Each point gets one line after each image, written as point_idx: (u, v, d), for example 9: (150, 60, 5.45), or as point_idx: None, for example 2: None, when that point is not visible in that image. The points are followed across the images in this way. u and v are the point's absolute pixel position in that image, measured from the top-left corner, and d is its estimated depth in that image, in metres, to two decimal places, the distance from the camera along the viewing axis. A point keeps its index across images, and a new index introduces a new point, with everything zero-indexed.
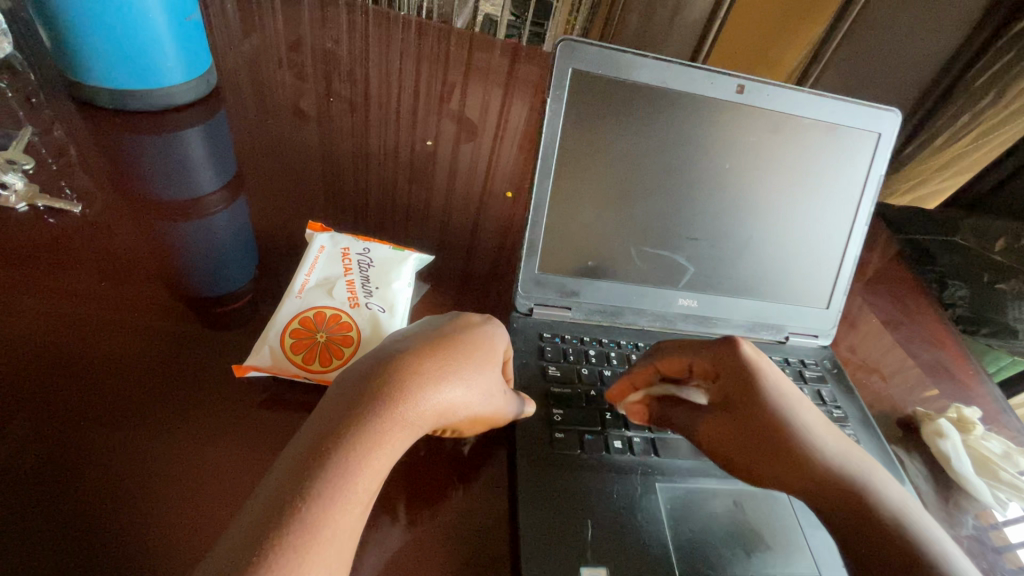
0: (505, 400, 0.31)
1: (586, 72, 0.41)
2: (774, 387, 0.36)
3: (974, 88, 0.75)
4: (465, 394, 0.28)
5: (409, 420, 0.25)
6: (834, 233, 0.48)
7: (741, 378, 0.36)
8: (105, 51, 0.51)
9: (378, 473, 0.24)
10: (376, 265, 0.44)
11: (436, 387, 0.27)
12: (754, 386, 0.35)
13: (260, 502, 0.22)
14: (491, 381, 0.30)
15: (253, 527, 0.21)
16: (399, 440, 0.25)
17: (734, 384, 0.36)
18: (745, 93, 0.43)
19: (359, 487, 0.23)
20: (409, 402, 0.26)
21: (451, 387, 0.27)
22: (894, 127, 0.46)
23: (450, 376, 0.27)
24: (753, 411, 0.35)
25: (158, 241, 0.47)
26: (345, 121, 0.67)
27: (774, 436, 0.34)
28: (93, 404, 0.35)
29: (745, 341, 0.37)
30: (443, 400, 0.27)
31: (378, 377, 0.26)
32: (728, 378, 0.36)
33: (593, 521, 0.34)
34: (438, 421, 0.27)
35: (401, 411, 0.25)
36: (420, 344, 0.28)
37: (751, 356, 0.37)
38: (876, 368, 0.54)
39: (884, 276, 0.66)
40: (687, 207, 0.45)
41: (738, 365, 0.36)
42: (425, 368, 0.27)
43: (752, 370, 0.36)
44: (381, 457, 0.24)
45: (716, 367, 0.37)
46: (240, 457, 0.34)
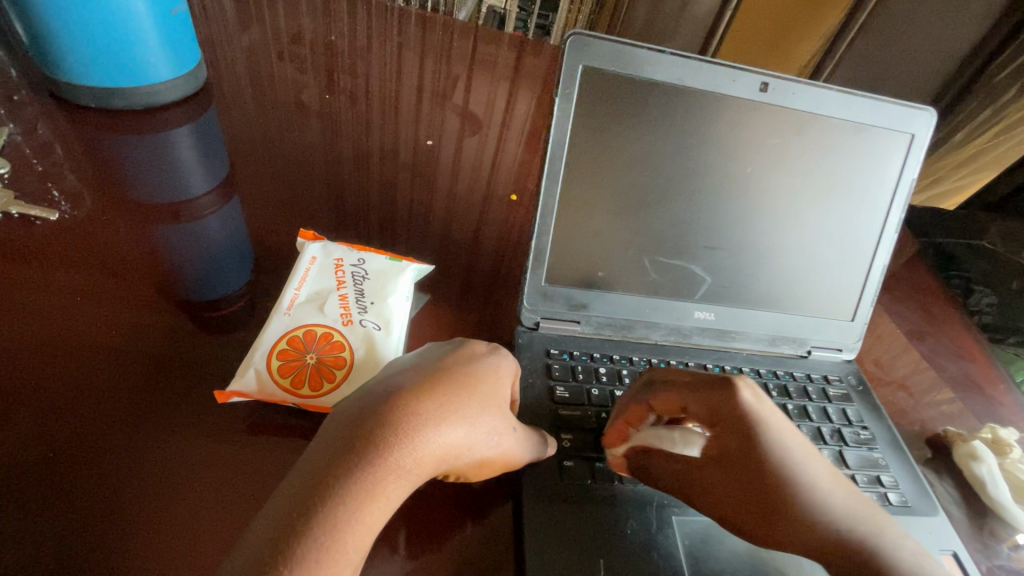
0: (512, 440, 0.29)
1: (599, 68, 0.38)
2: (777, 439, 0.30)
3: (996, 82, 0.71)
4: (469, 436, 0.25)
5: (406, 469, 0.23)
6: (861, 241, 0.45)
7: (740, 429, 0.30)
8: (85, 46, 0.48)
9: (371, 529, 0.22)
10: (371, 277, 0.41)
11: (436, 430, 0.24)
12: (755, 440, 0.30)
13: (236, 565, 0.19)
14: (497, 419, 0.27)
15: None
16: (396, 491, 0.22)
17: (735, 436, 0.30)
18: (769, 91, 0.40)
19: (349, 547, 0.21)
20: (405, 447, 0.23)
21: (453, 428, 0.25)
22: (928, 128, 0.43)
23: (452, 416, 0.25)
24: (748, 470, 0.30)
25: (143, 248, 0.44)
26: (342, 118, 0.64)
27: (777, 497, 0.29)
28: (65, 427, 0.32)
29: (746, 385, 0.31)
30: (444, 443, 0.24)
31: (373, 418, 0.23)
32: (728, 429, 0.31)
33: (606, 562, 0.31)
34: (438, 466, 0.25)
35: (398, 458, 0.23)
36: (419, 380, 0.26)
37: (753, 404, 0.31)
38: (901, 383, 0.51)
39: (907, 282, 0.63)
40: (705, 214, 0.42)
41: (738, 414, 0.30)
42: (424, 408, 0.24)
43: (754, 422, 0.30)
44: (373, 512, 0.21)
45: (713, 414, 0.31)
46: (223, 488, 0.31)
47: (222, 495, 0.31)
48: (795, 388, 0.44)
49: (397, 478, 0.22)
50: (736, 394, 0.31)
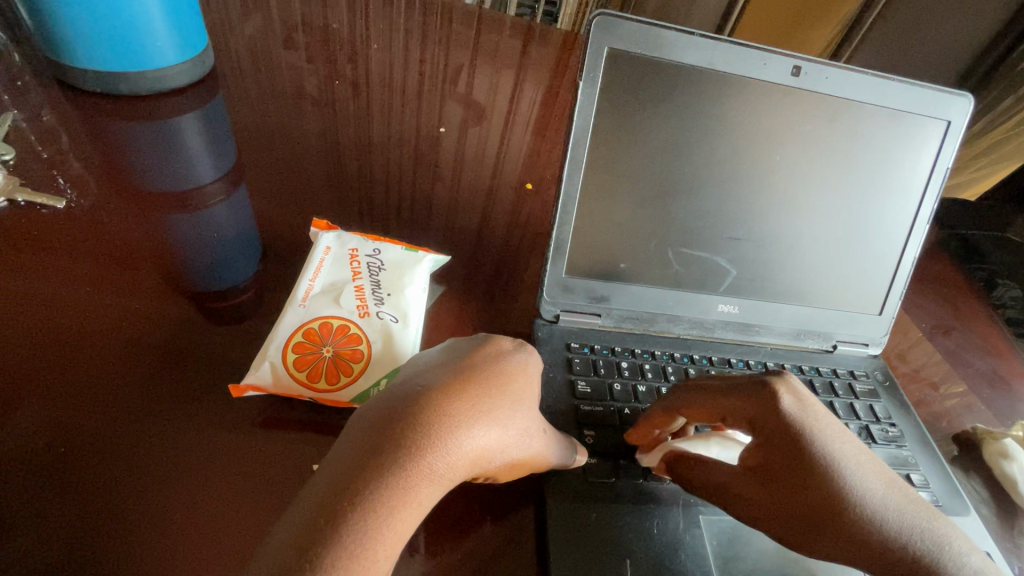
0: (543, 441, 0.28)
1: (624, 51, 0.36)
2: (828, 445, 0.29)
3: (1014, 74, 0.69)
4: (501, 437, 0.24)
5: (438, 473, 0.22)
6: (892, 232, 0.43)
7: (785, 438, 0.30)
8: (89, 29, 0.47)
9: (400, 536, 0.21)
10: (387, 268, 0.40)
11: (469, 432, 0.23)
12: (803, 447, 0.29)
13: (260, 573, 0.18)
14: (529, 420, 0.26)
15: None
16: (427, 496, 0.21)
17: (779, 445, 0.30)
18: (801, 75, 0.39)
19: (379, 555, 0.20)
20: (438, 450, 0.22)
21: (485, 430, 0.24)
22: (965, 115, 0.41)
23: (485, 417, 0.24)
24: (797, 478, 0.29)
25: (152, 237, 0.43)
26: (350, 106, 0.62)
27: (828, 506, 0.28)
28: (76, 424, 0.31)
29: (786, 389, 0.31)
30: (477, 445, 0.23)
31: (404, 419, 0.22)
32: (772, 437, 0.30)
33: (632, 562, 0.30)
34: (470, 469, 0.24)
35: (429, 462, 0.22)
36: (448, 378, 0.25)
37: (796, 410, 0.30)
38: (927, 379, 0.50)
39: (929, 276, 0.62)
40: (731, 203, 0.41)
41: (783, 420, 0.30)
42: (456, 409, 0.23)
43: (800, 428, 0.30)
44: (405, 518, 0.21)
45: (756, 423, 0.31)
46: (241, 486, 0.30)
47: (240, 495, 0.30)
48: (821, 383, 0.43)
49: (429, 483, 0.21)
50: (778, 400, 0.30)
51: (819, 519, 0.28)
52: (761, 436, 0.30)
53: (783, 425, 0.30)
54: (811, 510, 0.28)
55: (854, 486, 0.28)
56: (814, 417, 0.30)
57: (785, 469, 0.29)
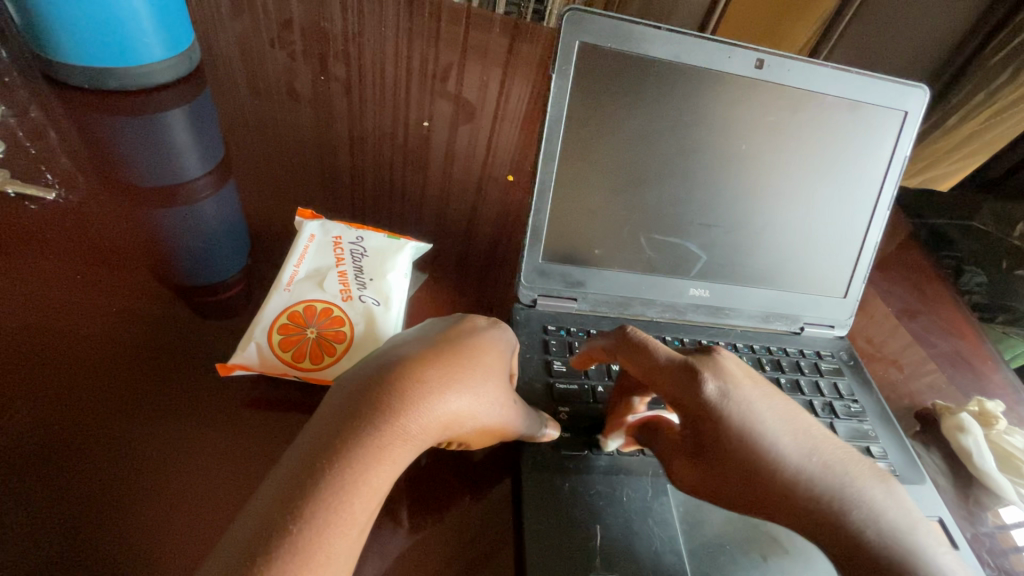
0: (513, 411, 0.29)
1: (594, 45, 0.38)
2: (744, 419, 0.29)
3: (990, 65, 0.71)
4: (473, 403, 0.26)
5: (412, 434, 0.23)
6: (854, 218, 0.45)
7: (703, 419, 0.29)
8: (76, 26, 0.48)
9: (376, 492, 0.22)
10: (370, 255, 0.41)
11: (442, 397, 0.25)
12: (717, 428, 0.29)
13: (246, 523, 0.20)
14: (499, 391, 0.28)
15: (238, 553, 0.19)
16: (401, 455, 0.23)
17: (701, 424, 0.29)
18: (764, 68, 0.40)
19: (356, 508, 0.21)
20: (411, 413, 0.24)
21: (457, 395, 0.25)
22: (921, 105, 0.43)
23: (458, 384, 0.25)
24: (717, 452, 0.29)
25: (142, 230, 0.44)
26: (337, 101, 0.64)
27: (747, 475, 0.28)
28: (70, 406, 0.33)
29: (708, 371, 0.29)
30: (450, 409, 0.25)
31: (379, 385, 0.24)
32: (693, 417, 0.29)
33: (603, 527, 0.32)
34: (443, 432, 0.25)
35: (403, 423, 0.23)
36: (424, 349, 0.26)
37: (717, 393, 0.29)
38: (892, 359, 0.52)
39: (898, 262, 0.64)
40: (700, 191, 0.43)
41: (700, 405, 0.29)
42: (429, 376, 0.25)
43: (720, 412, 0.29)
44: (381, 474, 0.22)
45: (680, 403, 0.30)
46: (229, 461, 0.32)
47: (229, 470, 0.31)
48: (788, 363, 0.45)
49: (402, 444, 0.23)
50: (699, 384, 0.29)
51: (743, 490, 0.28)
52: (687, 416, 0.30)
53: (703, 409, 0.29)
54: (732, 482, 0.29)
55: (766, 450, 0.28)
56: (739, 396, 0.29)
57: (712, 448, 0.29)
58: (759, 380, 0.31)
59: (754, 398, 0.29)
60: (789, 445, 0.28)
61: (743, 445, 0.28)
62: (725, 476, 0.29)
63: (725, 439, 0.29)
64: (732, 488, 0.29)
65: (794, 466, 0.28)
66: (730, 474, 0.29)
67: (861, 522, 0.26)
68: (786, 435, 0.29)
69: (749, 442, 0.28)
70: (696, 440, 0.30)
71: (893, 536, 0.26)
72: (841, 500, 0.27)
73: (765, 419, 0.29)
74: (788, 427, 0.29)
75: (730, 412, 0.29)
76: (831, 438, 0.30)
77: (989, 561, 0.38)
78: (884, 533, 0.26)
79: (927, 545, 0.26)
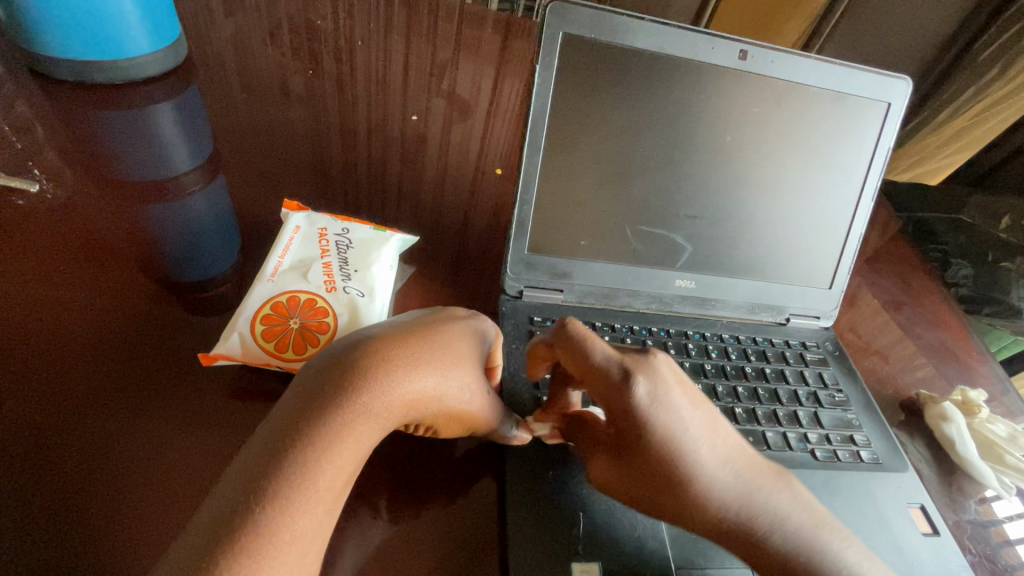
0: (483, 394, 0.30)
1: (579, 36, 0.38)
2: (671, 424, 0.28)
3: (979, 61, 0.71)
4: (438, 384, 0.27)
5: (375, 413, 0.24)
6: (839, 209, 0.46)
7: (631, 424, 0.28)
8: (61, 19, 0.48)
9: (341, 471, 0.22)
10: (356, 246, 0.41)
11: (406, 377, 0.25)
12: (645, 432, 0.28)
13: (212, 503, 0.20)
14: (468, 373, 0.28)
15: (203, 533, 0.19)
16: (364, 434, 0.24)
17: (630, 428, 0.28)
18: (748, 60, 0.41)
19: (320, 486, 0.22)
20: (375, 392, 0.24)
21: (422, 376, 0.26)
22: (905, 96, 0.44)
23: (423, 364, 0.26)
24: (642, 455, 0.29)
25: (127, 223, 0.44)
26: (329, 97, 0.64)
27: (669, 480, 0.29)
28: (51, 398, 0.33)
29: (640, 376, 0.28)
30: (414, 389, 0.26)
31: (343, 365, 0.24)
32: (621, 420, 0.29)
33: (586, 515, 0.33)
34: (408, 413, 0.26)
35: (366, 402, 0.24)
36: (392, 333, 0.27)
37: (648, 399, 0.28)
38: (878, 350, 0.52)
39: (886, 255, 0.65)
40: (686, 183, 0.43)
41: (629, 410, 0.28)
42: (394, 356, 0.25)
43: (647, 418, 0.28)
44: (344, 452, 0.23)
45: (610, 406, 0.29)
46: (213, 450, 0.32)
47: (212, 460, 0.32)
48: (774, 353, 0.45)
49: (365, 422, 0.23)
50: (630, 389, 0.28)
51: (665, 492, 0.29)
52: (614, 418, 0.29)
53: (631, 414, 0.28)
54: (653, 484, 0.29)
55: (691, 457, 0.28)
56: (670, 402, 0.28)
57: (638, 456, 0.29)
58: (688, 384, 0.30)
59: (682, 404, 0.29)
60: (710, 455, 0.29)
61: (672, 458, 0.28)
62: (650, 485, 0.29)
63: (652, 449, 0.28)
64: (657, 493, 0.29)
65: (713, 476, 0.29)
66: (655, 483, 0.29)
67: (770, 526, 0.29)
68: (707, 445, 0.29)
69: (671, 449, 0.28)
70: (619, 444, 0.30)
71: (796, 539, 0.29)
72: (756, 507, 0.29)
73: (689, 425, 0.29)
74: (709, 431, 0.29)
75: (657, 416, 0.28)
76: (743, 444, 0.31)
77: (969, 547, 0.39)
78: (793, 537, 0.29)
79: (828, 544, 0.29)
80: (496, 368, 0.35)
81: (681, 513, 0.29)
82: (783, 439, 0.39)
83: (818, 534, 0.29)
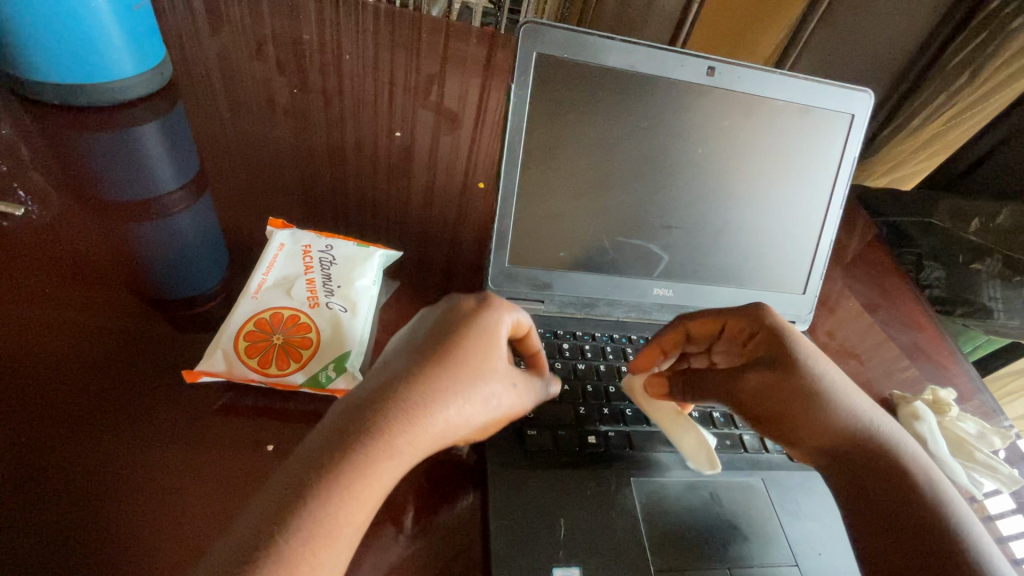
0: (507, 402, 0.32)
1: (552, 56, 0.39)
2: (808, 346, 0.36)
3: (949, 68, 0.73)
4: (460, 415, 0.29)
5: (400, 451, 0.26)
6: (809, 216, 0.47)
7: (774, 337, 0.37)
8: (46, 45, 0.48)
9: (365, 504, 0.25)
10: (339, 262, 0.43)
11: (426, 414, 0.27)
12: (788, 343, 0.36)
13: (241, 535, 0.23)
14: (487, 395, 0.30)
15: (226, 565, 0.22)
16: (388, 470, 0.26)
17: (771, 342, 0.37)
18: (715, 76, 0.42)
19: (342, 522, 0.24)
20: (397, 431, 0.26)
21: (443, 410, 0.28)
22: (867, 108, 0.46)
23: (441, 397, 0.28)
24: (785, 363, 0.35)
25: (115, 243, 0.45)
26: (317, 113, 0.65)
27: (803, 386, 0.34)
28: (40, 417, 0.33)
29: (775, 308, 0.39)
30: (436, 424, 0.28)
31: (367, 407, 0.26)
32: (763, 336, 0.37)
33: (568, 520, 0.33)
34: (433, 444, 0.28)
35: (388, 442, 0.26)
36: (415, 367, 0.29)
37: (783, 322, 0.38)
38: (854, 352, 0.54)
39: (861, 260, 0.67)
40: (661, 195, 0.44)
41: (771, 326, 0.37)
42: (413, 395, 0.27)
43: (788, 333, 0.37)
44: (368, 488, 0.25)
45: (752, 331, 0.38)
46: (203, 467, 0.32)
47: (206, 476, 0.32)
48: None
49: (391, 459, 0.26)
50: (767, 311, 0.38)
51: (805, 399, 0.34)
52: (757, 338, 0.37)
53: (773, 329, 0.37)
54: (792, 390, 0.34)
55: (827, 371, 0.35)
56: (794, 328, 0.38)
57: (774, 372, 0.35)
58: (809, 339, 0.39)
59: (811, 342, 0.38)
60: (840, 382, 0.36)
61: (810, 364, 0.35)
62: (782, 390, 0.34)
63: (793, 353, 0.35)
64: (784, 397, 0.34)
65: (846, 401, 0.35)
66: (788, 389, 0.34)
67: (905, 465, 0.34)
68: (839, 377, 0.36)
69: (801, 353, 0.36)
70: (762, 356, 0.36)
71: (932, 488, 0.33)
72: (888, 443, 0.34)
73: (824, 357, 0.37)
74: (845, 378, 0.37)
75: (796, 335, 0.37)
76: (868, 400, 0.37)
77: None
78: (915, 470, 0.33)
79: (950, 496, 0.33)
80: (538, 352, 0.36)
81: (805, 426, 0.34)
82: (757, 441, 0.41)
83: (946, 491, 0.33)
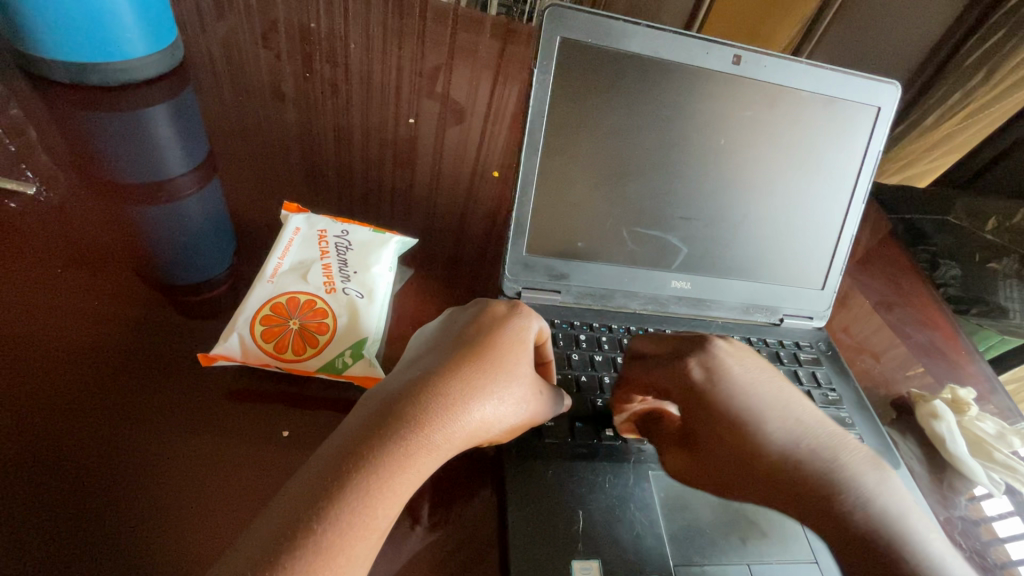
0: (536, 405, 0.32)
1: (575, 40, 0.38)
2: (743, 401, 0.32)
3: (965, 66, 0.70)
4: (495, 411, 0.29)
5: (436, 444, 0.26)
6: (831, 209, 0.47)
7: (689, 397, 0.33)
8: (57, 23, 0.47)
9: (402, 495, 0.24)
10: (355, 248, 0.42)
11: (463, 408, 0.27)
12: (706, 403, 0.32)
13: (275, 518, 0.22)
14: (519, 394, 0.30)
15: (262, 546, 0.21)
16: (425, 464, 0.25)
17: (690, 406, 0.33)
18: (741, 64, 0.41)
19: (378, 513, 0.23)
20: (434, 424, 0.26)
21: (479, 405, 0.28)
22: (894, 100, 0.45)
23: (478, 393, 0.28)
24: (702, 430, 0.33)
25: (126, 227, 0.44)
26: (327, 100, 0.64)
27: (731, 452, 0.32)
28: (56, 402, 0.32)
29: (697, 361, 0.33)
30: (472, 420, 0.28)
31: (405, 398, 0.26)
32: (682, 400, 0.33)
33: (586, 512, 0.33)
34: (468, 440, 0.28)
35: (426, 434, 0.26)
36: (450, 362, 0.29)
37: (701, 375, 0.32)
38: (868, 349, 0.53)
39: (875, 257, 0.66)
40: (682, 185, 0.44)
41: (685, 387, 0.33)
42: (450, 388, 0.27)
43: (710, 392, 0.32)
44: (406, 478, 0.24)
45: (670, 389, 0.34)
46: (221, 455, 0.32)
47: (221, 462, 0.32)
48: (768, 353, 0.47)
49: (428, 453, 0.25)
50: (687, 370, 0.33)
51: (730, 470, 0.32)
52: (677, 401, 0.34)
53: (686, 388, 0.33)
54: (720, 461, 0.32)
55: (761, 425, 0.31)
56: (724, 376, 0.32)
57: (699, 430, 0.33)
58: (753, 367, 0.34)
59: (751, 385, 0.33)
60: (779, 422, 0.32)
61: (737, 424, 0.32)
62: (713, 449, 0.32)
63: (715, 416, 0.32)
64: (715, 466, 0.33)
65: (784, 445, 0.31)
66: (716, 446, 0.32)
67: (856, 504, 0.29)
68: (778, 419, 0.32)
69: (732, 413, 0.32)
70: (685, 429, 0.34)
71: (888, 522, 0.28)
72: (833, 482, 0.29)
73: (761, 401, 0.32)
74: (781, 416, 0.32)
75: (717, 390, 0.32)
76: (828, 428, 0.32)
77: (978, 547, 0.39)
78: (859, 516, 0.28)
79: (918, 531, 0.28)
80: (549, 365, 0.37)
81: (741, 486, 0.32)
82: None
83: (915, 526, 0.28)
